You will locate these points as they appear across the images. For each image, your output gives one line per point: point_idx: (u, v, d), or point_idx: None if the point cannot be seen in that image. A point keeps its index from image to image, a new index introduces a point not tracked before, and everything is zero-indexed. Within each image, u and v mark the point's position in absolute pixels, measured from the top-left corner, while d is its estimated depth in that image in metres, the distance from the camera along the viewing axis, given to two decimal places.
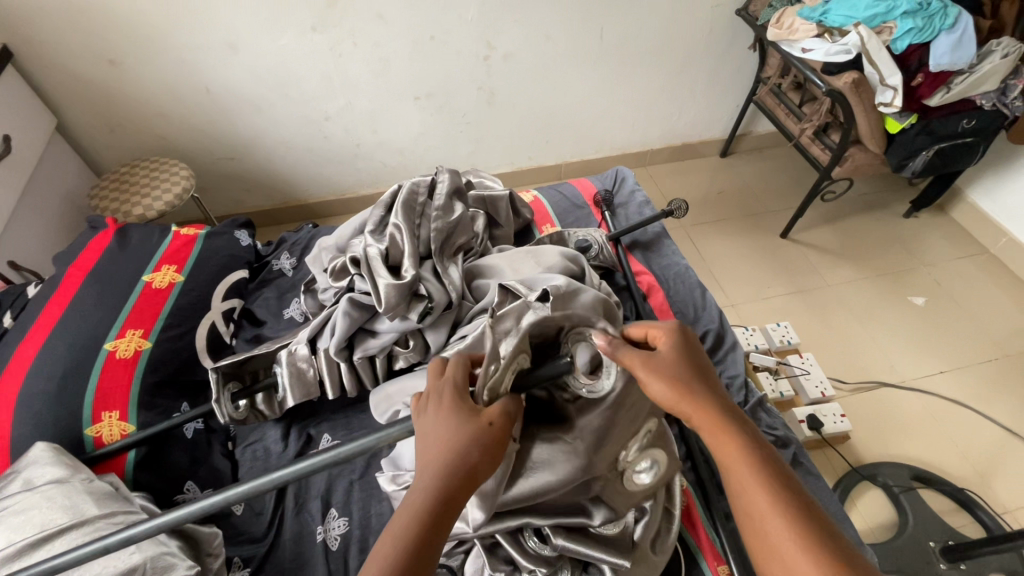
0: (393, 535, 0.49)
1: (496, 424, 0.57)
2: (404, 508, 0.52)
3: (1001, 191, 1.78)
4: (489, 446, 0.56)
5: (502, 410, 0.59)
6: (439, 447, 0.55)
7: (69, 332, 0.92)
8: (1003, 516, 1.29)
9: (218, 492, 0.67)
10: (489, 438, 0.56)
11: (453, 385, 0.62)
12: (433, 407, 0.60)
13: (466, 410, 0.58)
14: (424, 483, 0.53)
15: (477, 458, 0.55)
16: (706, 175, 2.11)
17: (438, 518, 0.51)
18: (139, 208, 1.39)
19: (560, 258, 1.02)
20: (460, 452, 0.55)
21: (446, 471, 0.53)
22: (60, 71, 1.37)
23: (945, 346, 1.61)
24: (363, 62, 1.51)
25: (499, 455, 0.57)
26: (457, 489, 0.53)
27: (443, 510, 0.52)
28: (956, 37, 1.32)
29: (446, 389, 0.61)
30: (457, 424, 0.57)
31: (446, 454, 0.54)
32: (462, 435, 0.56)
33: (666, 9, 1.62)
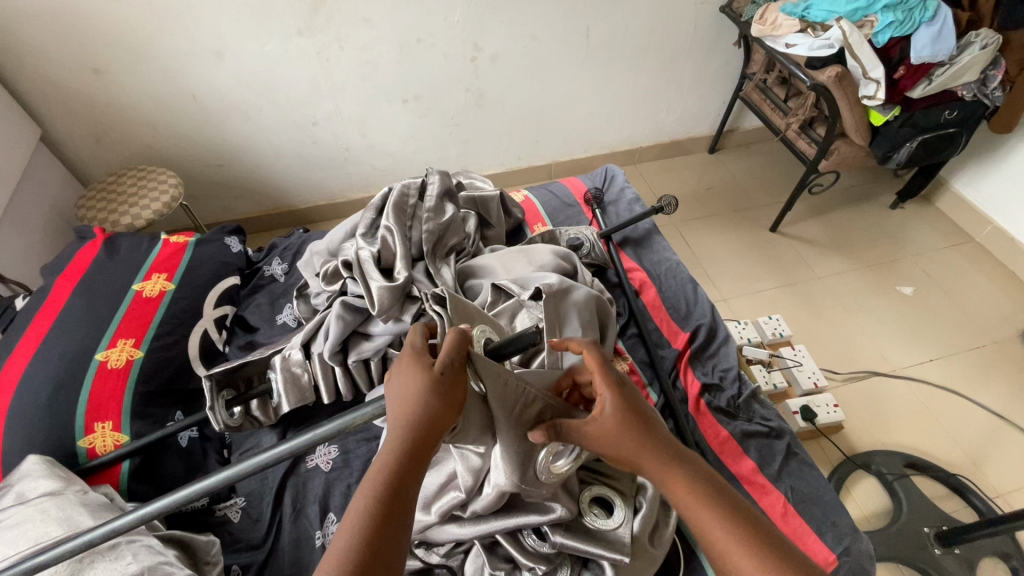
0: (362, 493, 0.50)
1: (447, 372, 0.56)
2: (372, 467, 0.52)
3: (985, 180, 1.81)
4: (445, 394, 0.55)
5: (452, 356, 0.57)
6: (398, 405, 0.55)
7: (59, 343, 0.91)
8: (995, 500, 1.31)
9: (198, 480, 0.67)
10: (444, 385, 0.56)
11: (412, 349, 0.61)
12: (394, 371, 0.60)
13: (420, 363, 0.58)
14: (389, 441, 0.53)
15: (436, 407, 0.55)
16: (695, 172, 2.12)
17: (403, 471, 0.51)
18: (128, 217, 1.38)
19: (551, 255, 1.03)
20: (416, 404, 0.54)
21: (403, 421, 0.54)
22: (44, 82, 1.36)
23: (933, 334, 1.63)
24: (351, 67, 1.51)
25: (457, 395, 0.57)
26: (418, 435, 0.53)
27: (410, 465, 0.52)
28: (936, 29, 1.34)
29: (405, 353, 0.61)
30: (410, 381, 0.56)
31: (405, 409, 0.54)
32: (417, 389, 0.55)
33: (651, 8, 1.63)
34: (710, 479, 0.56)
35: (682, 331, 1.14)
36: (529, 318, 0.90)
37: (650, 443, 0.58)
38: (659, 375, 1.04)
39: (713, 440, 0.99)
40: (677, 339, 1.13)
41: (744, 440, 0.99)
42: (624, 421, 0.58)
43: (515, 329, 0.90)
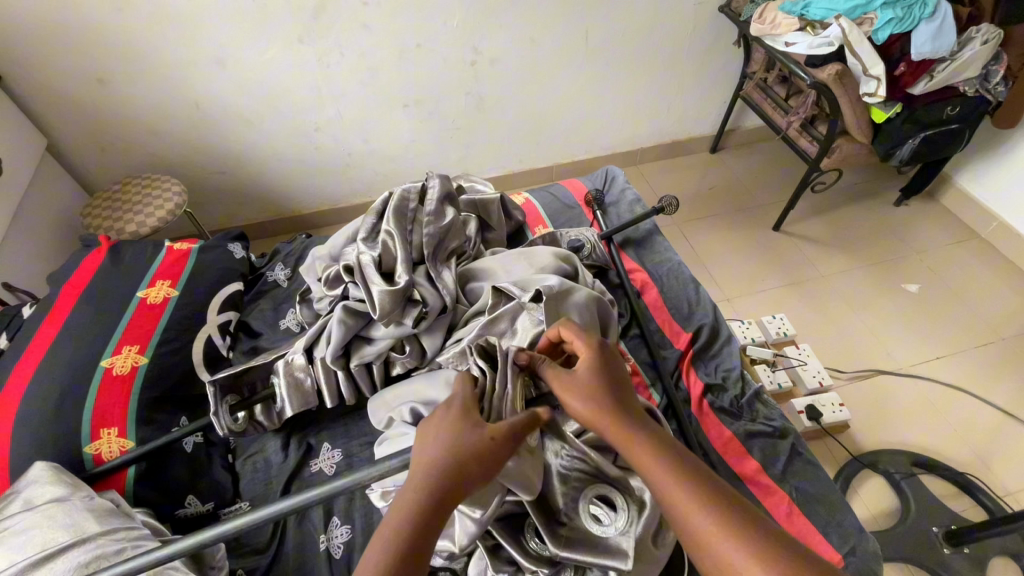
0: (386, 538, 0.50)
1: (497, 439, 0.58)
2: (397, 512, 0.52)
3: (989, 176, 1.80)
4: (485, 458, 0.57)
5: (507, 426, 0.60)
6: (435, 455, 0.57)
7: (65, 350, 0.92)
8: (1005, 499, 1.29)
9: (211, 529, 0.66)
10: (487, 451, 0.57)
11: (461, 402, 0.64)
12: (438, 421, 0.62)
13: (469, 422, 0.60)
14: (417, 488, 0.54)
15: (472, 471, 0.56)
16: (698, 171, 2.12)
17: (427, 521, 0.52)
18: (133, 225, 1.39)
19: (551, 258, 1.03)
20: (455, 459, 0.56)
21: (439, 478, 0.54)
22: (50, 91, 1.38)
23: (940, 331, 1.62)
24: (367, 63, 1.51)
25: (494, 469, 0.58)
26: (449, 491, 0.54)
27: (434, 517, 0.53)
28: (937, 25, 1.32)
29: (454, 405, 0.64)
30: (456, 435, 0.58)
31: (443, 464, 0.56)
32: (460, 445, 0.57)
33: (669, 8, 1.65)
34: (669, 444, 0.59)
35: (684, 332, 1.14)
36: (530, 321, 0.90)
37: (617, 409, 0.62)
38: (662, 376, 1.03)
39: (716, 442, 0.98)
40: (679, 340, 1.12)
41: (747, 440, 0.98)
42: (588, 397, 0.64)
43: (516, 331, 0.90)
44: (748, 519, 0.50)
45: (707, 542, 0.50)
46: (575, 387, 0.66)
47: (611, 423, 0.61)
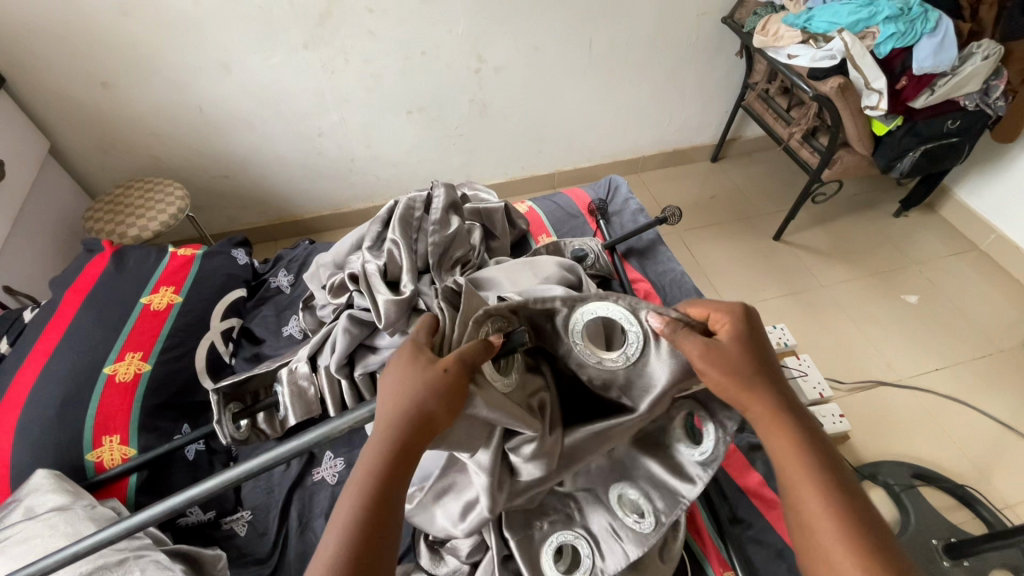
0: (348, 498, 0.49)
1: (450, 370, 0.54)
2: (362, 466, 0.50)
3: (988, 189, 1.81)
4: (444, 395, 0.53)
5: (458, 356, 0.56)
6: (393, 404, 0.53)
7: (69, 356, 0.91)
8: (1004, 512, 1.30)
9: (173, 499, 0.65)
10: (444, 384, 0.54)
11: (411, 345, 0.59)
12: (390, 367, 0.57)
13: (422, 361, 0.56)
14: (379, 443, 0.51)
15: (433, 408, 0.53)
16: (697, 180, 2.13)
17: (394, 468, 0.50)
18: (135, 229, 1.39)
19: (556, 268, 1.03)
20: (415, 402, 0.53)
21: (399, 424, 0.52)
22: (53, 95, 1.38)
23: (939, 343, 1.63)
24: (361, 77, 1.52)
25: (457, 400, 0.55)
26: (413, 433, 0.52)
27: (401, 460, 0.51)
28: (938, 40, 1.34)
29: (404, 348, 0.59)
30: (411, 379, 0.55)
31: (402, 410, 0.52)
32: (418, 389, 0.54)
33: (667, 21, 1.66)
34: (817, 440, 0.54)
35: None
36: None
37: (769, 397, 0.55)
38: None
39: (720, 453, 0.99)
40: None
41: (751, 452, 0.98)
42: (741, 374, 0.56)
43: None
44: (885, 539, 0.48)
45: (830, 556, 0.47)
46: (726, 354, 0.57)
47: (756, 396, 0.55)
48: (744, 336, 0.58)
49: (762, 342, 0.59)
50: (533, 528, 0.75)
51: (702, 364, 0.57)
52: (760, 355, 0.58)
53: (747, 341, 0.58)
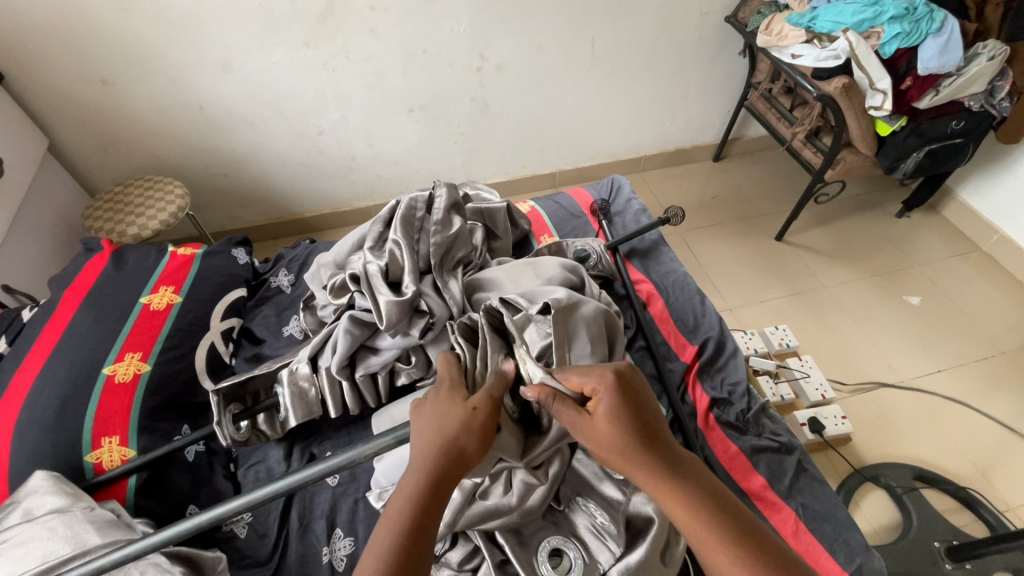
0: (388, 520, 0.53)
1: (478, 408, 0.64)
2: (400, 495, 0.55)
3: (991, 190, 1.81)
4: (477, 432, 0.61)
5: (488, 396, 0.66)
6: (428, 437, 0.60)
7: (68, 357, 0.91)
8: (1006, 514, 1.29)
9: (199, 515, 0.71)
10: (476, 423, 0.62)
11: (446, 382, 0.69)
12: (425, 405, 0.65)
13: (454, 398, 0.65)
14: (416, 471, 0.56)
15: (465, 444, 0.60)
16: (699, 180, 2.12)
17: (433, 497, 0.55)
18: (134, 227, 1.38)
19: (558, 269, 1.02)
20: (449, 438, 0.60)
21: (434, 459, 0.58)
22: (51, 92, 1.37)
23: (941, 345, 1.62)
24: (361, 75, 1.51)
25: (486, 437, 0.62)
26: (447, 467, 0.57)
27: (439, 488, 0.56)
28: (944, 40, 1.34)
29: (440, 388, 0.68)
30: (444, 416, 0.62)
31: (436, 444, 0.59)
32: (451, 426, 0.61)
33: (670, 19, 1.65)
34: (704, 481, 0.58)
35: (690, 344, 1.14)
36: (537, 333, 0.87)
37: (651, 457, 0.59)
38: (668, 389, 1.03)
39: (723, 455, 0.98)
40: (685, 353, 1.12)
41: (754, 455, 0.98)
42: (620, 447, 0.60)
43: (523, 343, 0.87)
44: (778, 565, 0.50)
45: None
46: (598, 429, 0.61)
47: (642, 463, 0.59)
48: (618, 399, 0.63)
49: (640, 399, 0.64)
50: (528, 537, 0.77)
51: (588, 440, 0.63)
52: (637, 413, 0.62)
53: (621, 402, 0.63)
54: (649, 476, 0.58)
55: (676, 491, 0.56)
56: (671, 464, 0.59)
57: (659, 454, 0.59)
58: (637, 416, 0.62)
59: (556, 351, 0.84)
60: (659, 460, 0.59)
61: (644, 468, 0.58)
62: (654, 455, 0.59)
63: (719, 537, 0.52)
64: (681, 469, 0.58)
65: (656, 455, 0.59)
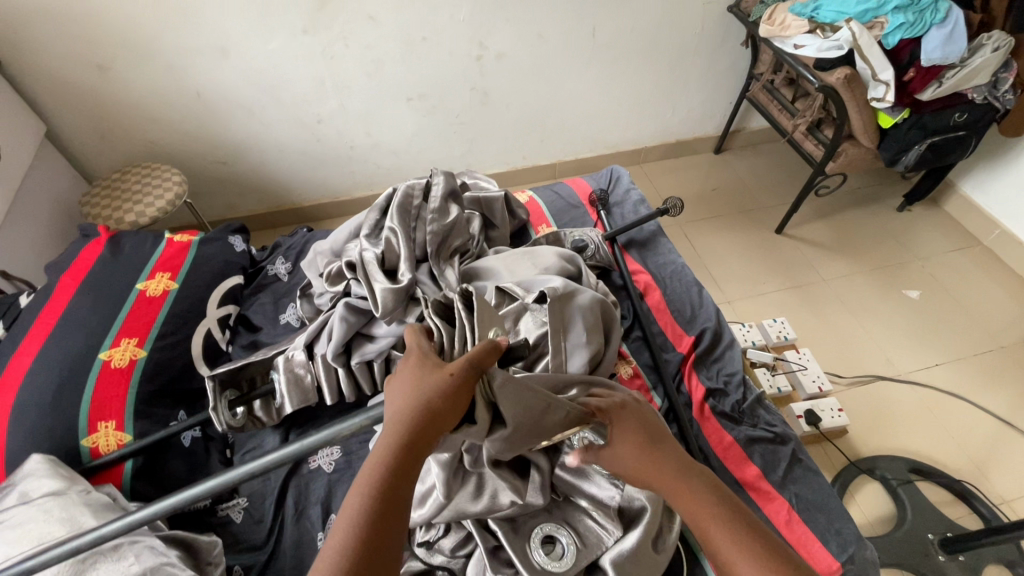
0: (359, 486, 0.51)
1: (457, 374, 0.58)
2: (369, 462, 0.52)
3: (993, 184, 1.79)
4: (451, 396, 0.56)
5: (466, 362, 0.59)
6: (402, 401, 0.55)
7: (64, 342, 0.91)
8: (1000, 507, 1.30)
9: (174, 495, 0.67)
10: (452, 387, 0.57)
11: (417, 351, 0.62)
12: (396, 373, 0.60)
13: (429, 365, 0.59)
14: (388, 436, 0.53)
15: (440, 409, 0.55)
16: (699, 172, 2.11)
17: (402, 466, 0.52)
18: (132, 215, 1.38)
19: (555, 258, 1.02)
20: (423, 403, 0.55)
21: (406, 425, 0.54)
22: (48, 77, 1.36)
23: (939, 339, 1.62)
24: (358, 64, 1.50)
25: (461, 402, 0.57)
26: (419, 432, 0.53)
27: (410, 456, 0.53)
28: (948, 31, 1.33)
29: (411, 355, 0.62)
30: (419, 380, 0.57)
31: (409, 408, 0.54)
32: (426, 389, 0.56)
33: (672, 9, 1.64)
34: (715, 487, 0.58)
35: (687, 335, 1.14)
36: (533, 322, 0.88)
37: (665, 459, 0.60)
38: (664, 379, 1.03)
39: (717, 446, 0.98)
40: (681, 343, 1.12)
41: (749, 446, 0.98)
42: (636, 447, 0.61)
43: (518, 331, 0.89)
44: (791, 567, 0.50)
45: None
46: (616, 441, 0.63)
47: (657, 463, 0.60)
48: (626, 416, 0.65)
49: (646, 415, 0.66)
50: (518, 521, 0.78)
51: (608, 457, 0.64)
52: (645, 428, 0.64)
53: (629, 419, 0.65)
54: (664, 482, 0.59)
55: (692, 496, 0.57)
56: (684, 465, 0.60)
57: (671, 462, 0.60)
58: (650, 428, 0.64)
59: (551, 339, 0.84)
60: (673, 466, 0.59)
61: (658, 467, 0.60)
62: (668, 458, 0.60)
63: (730, 530, 0.53)
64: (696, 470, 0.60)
65: (669, 463, 0.60)
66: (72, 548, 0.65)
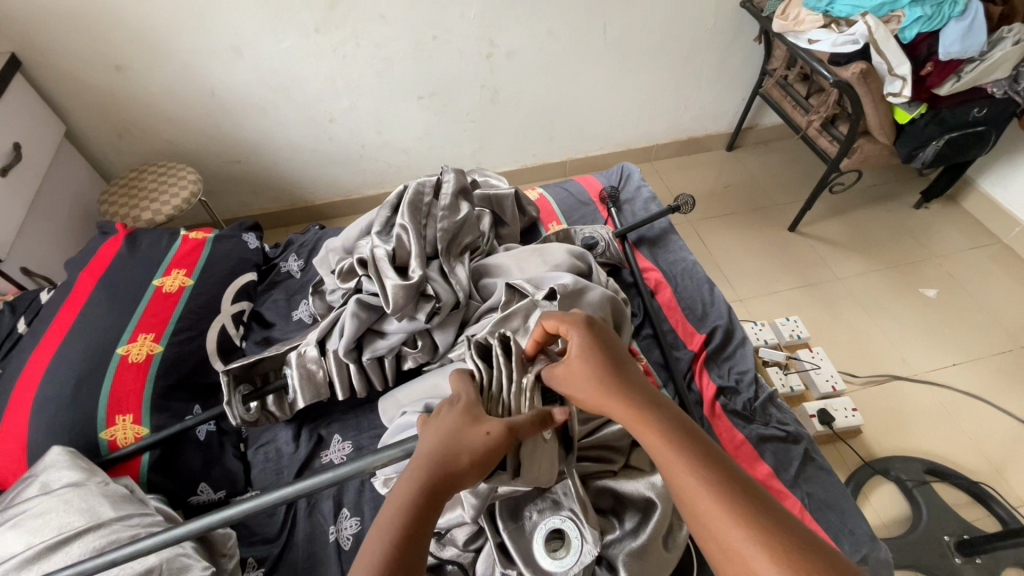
0: (382, 525, 0.50)
1: (494, 433, 0.59)
2: (393, 503, 0.52)
3: (1013, 180, 1.76)
4: (484, 455, 0.58)
5: (506, 423, 0.61)
6: (438, 446, 0.57)
7: (83, 337, 0.93)
8: (1020, 510, 1.27)
9: (208, 514, 0.67)
10: (487, 445, 0.58)
11: (463, 400, 0.65)
12: (439, 417, 0.63)
13: (471, 419, 0.61)
14: (419, 474, 0.54)
15: (470, 464, 0.56)
16: (710, 169, 2.10)
17: (424, 509, 0.52)
18: (148, 213, 1.40)
19: (565, 255, 1.01)
20: (456, 455, 0.57)
21: (437, 472, 0.55)
22: (67, 74, 1.38)
23: (956, 338, 1.59)
24: (367, 63, 1.51)
25: (491, 462, 0.59)
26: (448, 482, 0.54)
27: (431, 505, 0.53)
28: (967, 24, 1.29)
29: (456, 403, 0.65)
30: (458, 433, 0.59)
31: (442, 459, 0.56)
32: (461, 442, 0.58)
33: (685, 5, 1.62)
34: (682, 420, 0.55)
35: (698, 333, 1.13)
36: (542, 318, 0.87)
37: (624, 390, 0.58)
38: (674, 377, 1.03)
39: (728, 444, 0.98)
40: (692, 340, 1.11)
41: (760, 444, 0.98)
42: (591, 375, 0.60)
43: (528, 328, 0.87)
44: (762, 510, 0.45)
45: (712, 525, 0.46)
46: (576, 369, 0.61)
47: (613, 393, 0.58)
48: (595, 344, 0.62)
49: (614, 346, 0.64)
50: (523, 519, 0.77)
51: (568, 383, 0.62)
52: (609, 356, 0.61)
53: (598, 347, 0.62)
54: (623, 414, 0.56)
55: (647, 424, 0.54)
56: (648, 397, 0.58)
57: (631, 393, 0.58)
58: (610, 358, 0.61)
59: None
60: (635, 398, 0.57)
61: (615, 398, 0.57)
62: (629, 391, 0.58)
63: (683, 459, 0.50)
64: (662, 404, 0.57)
65: (630, 392, 0.58)
66: (110, 560, 0.64)
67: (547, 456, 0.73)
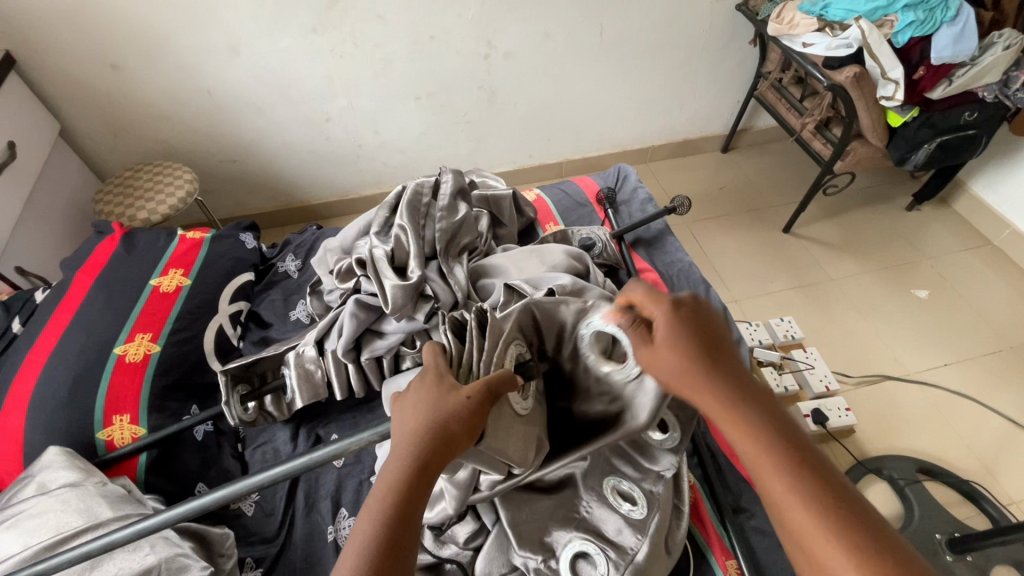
0: (372, 507, 0.50)
1: (474, 397, 0.58)
2: (381, 484, 0.52)
3: (1004, 183, 1.78)
4: (467, 419, 0.56)
5: (484, 386, 0.59)
6: (414, 422, 0.56)
7: (80, 337, 0.93)
8: (1009, 508, 1.29)
9: (180, 505, 0.64)
10: (468, 408, 0.57)
11: (433, 370, 0.63)
12: (410, 391, 0.61)
13: (446, 387, 0.60)
14: (401, 455, 0.53)
15: (454, 432, 0.55)
16: (706, 171, 2.11)
17: (413, 487, 0.52)
18: (144, 212, 1.40)
19: (563, 256, 1.02)
20: (439, 423, 0.55)
21: (418, 445, 0.54)
22: (62, 73, 1.37)
23: (948, 339, 1.61)
24: (364, 64, 1.51)
25: (477, 425, 0.57)
26: (434, 454, 0.54)
27: (419, 485, 0.52)
28: (958, 29, 1.32)
29: (426, 374, 0.62)
30: (437, 401, 0.58)
31: (423, 428, 0.55)
32: (441, 409, 0.56)
33: (682, 7, 1.64)
34: (774, 405, 0.54)
35: None
36: None
37: (715, 379, 0.55)
38: None
39: None
40: None
41: None
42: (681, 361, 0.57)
43: None
44: (849, 512, 0.46)
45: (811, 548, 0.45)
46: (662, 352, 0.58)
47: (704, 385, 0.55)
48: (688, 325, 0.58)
49: (718, 316, 0.60)
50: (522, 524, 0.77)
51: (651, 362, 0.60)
52: (704, 339, 0.58)
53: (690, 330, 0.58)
54: (707, 396, 0.55)
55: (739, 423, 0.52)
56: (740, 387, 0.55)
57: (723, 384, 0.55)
58: (699, 343, 0.57)
59: None
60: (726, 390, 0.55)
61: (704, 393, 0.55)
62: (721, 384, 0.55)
63: (779, 471, 0.49)
64: (760, 401, 0.54)
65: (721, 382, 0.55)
66: (85, 552, 0.63)
67: (523, 434, 0.69)
